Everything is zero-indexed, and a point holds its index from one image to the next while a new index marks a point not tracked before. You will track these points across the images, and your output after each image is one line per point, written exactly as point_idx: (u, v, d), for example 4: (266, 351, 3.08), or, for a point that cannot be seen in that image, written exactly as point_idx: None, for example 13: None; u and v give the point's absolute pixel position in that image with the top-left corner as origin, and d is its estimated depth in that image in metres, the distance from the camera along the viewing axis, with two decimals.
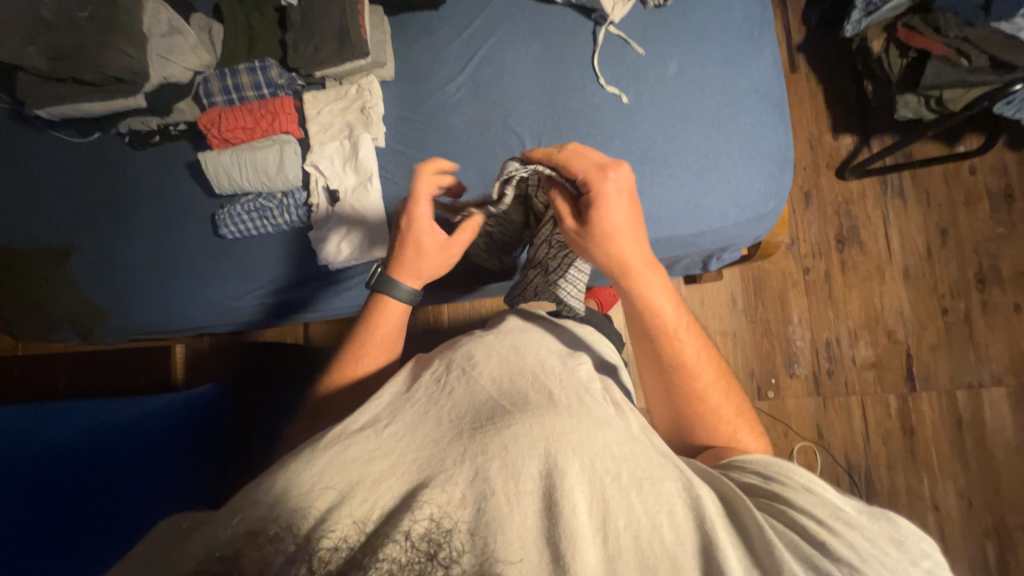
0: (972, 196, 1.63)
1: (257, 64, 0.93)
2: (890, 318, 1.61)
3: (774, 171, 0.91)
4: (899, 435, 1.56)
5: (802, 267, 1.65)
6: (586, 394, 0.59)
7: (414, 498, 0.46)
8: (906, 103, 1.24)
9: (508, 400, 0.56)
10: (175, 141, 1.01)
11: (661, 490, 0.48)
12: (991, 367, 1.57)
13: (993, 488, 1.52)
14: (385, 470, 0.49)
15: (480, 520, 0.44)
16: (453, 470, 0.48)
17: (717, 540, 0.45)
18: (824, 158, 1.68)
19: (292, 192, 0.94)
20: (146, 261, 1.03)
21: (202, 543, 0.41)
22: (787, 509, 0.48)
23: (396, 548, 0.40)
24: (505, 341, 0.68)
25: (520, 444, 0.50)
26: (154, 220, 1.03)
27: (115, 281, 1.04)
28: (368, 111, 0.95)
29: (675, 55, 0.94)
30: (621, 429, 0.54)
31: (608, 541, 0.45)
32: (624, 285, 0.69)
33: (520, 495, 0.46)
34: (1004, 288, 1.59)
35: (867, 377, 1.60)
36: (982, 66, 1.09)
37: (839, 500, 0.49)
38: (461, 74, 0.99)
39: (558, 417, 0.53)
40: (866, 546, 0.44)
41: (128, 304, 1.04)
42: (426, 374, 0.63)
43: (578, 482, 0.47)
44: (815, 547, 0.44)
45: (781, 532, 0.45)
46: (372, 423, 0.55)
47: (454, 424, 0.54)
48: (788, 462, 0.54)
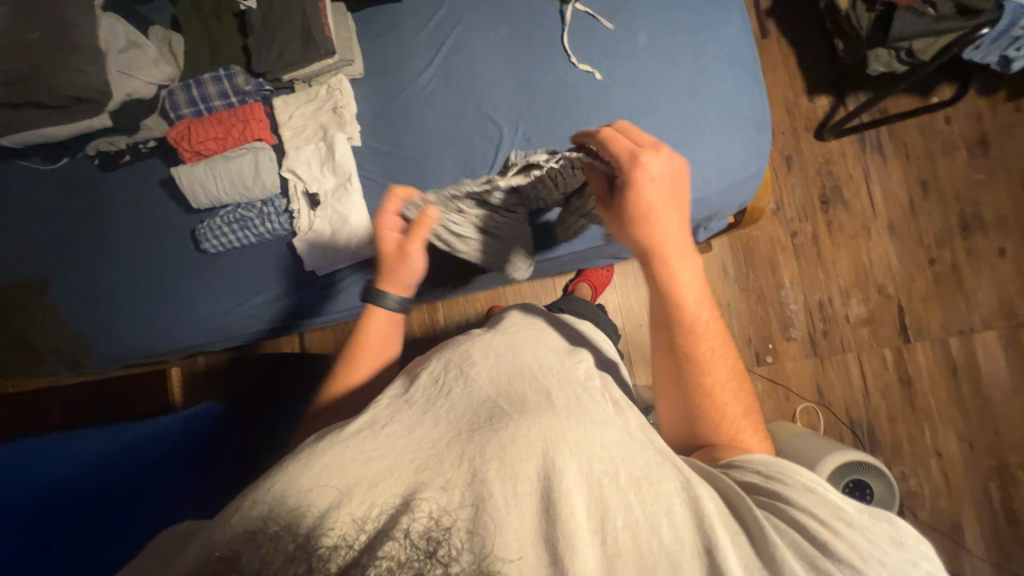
0: (949, 145, 1.65)
1: (222, 72, 0.91)
2: (879, 273, 1.63)
3: (752, 135, 0.91)
4: (897, 387, 1.59)
5: (789, 231, 1.66)
6: (584, 395, 0.58)
7: (412, 500, 0.46)
8: (878, 58, 1.25)
9: (505, 397, 0.56)
10: (147, 159, 0.99)
11: (660, 489, 0.48)
12: (980, 311, 1.60)
13: (992, 429, 1.56)
14: (380, 471, 0.49)
15: (475, 521, 0.45)
16: (451, 473, 0.48)
17: (716, 542, 0.44)
18: (801, 121, 1.69)
19: (271, 200, 0.92)
20: (129, 284, 1.01)
21: (206, 549, 0.44)
22: (790, 509, 0.45)
23: (395, 547, 0.42)
24: (502, 338, 0.67)
25: (518, 446, 0.50)
26: (133, 243, 1.01)
27: (99, 308, 1.02)
28: (340, 111, 0.94)
29: (644, 27, 0.93)
30: (619, 429, 0.54)
31: (607, 542, 0.45)
32: (654, 269, 0.63)
33: (517, 498, 0.46)
34: (987, 233, 1.62)
35: (862, 333, 1.62)
36: (948, 13, 1.10)
37: (844, 498, 0.46)
38: (431, 65, 0.98)
39: (556, 419, 0.53)
40: (870, 549, 0.42)
41: (115, 331, 1.02)
42: (424, 374, 0.62)
43: (575, 484, 0.47)
44: (817, 552, 0.43)
45: (781, 532, 0.44)
46: (370, 423, 0.55)
47: (452, 424, 0.54)
48: (787, 459, 0.51)
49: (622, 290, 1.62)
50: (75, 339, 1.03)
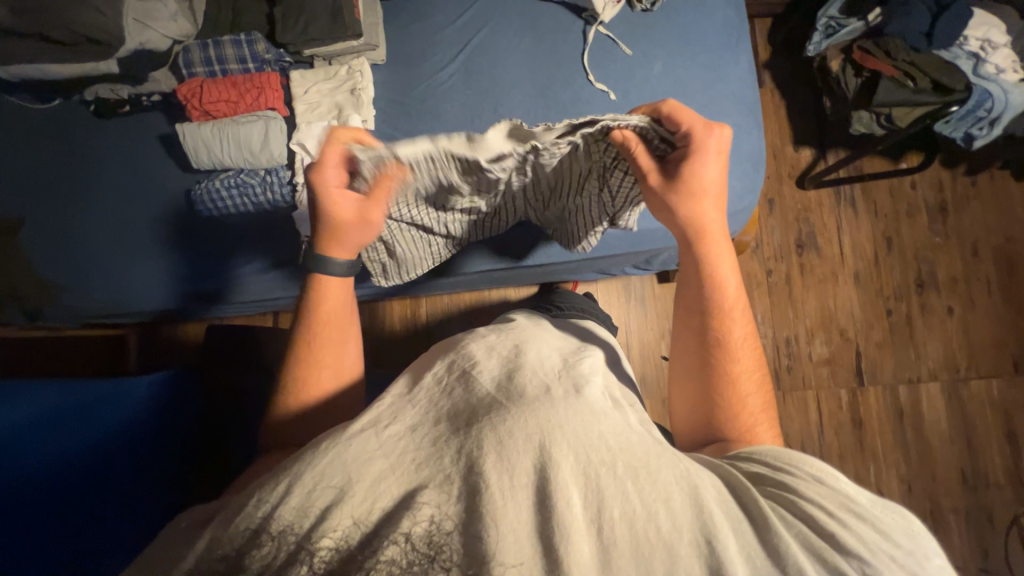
0: (913, 208, 1.79)
1: (243, 37, 0.90)
2: (842, 318, 1.74)
3: (747, 170, 0.98)
4: (849, 426, 1.69)
5: (765, 269, 1.75)
6: (584, 387, 0.61)
7: (412, 499, 0.49)
8: (861, 119, 1.35)
9: (504, 394, 0.59)
10: (149, 112, 0.96)
11: (656, 479, 0.51)
12: (928, 363, 1.72)
13: (929, 474, 1.67)
14: (381, 471, 0.52)
15: (470, 518, 0.47)
16: (449, 469, 0.51)
17: (715, 529, 0.47)
18: (786, 168, 1.80)
19: (275, 170, 0.90)
20: (110, 237, 0.97)
21: (214, 544, 0.50)
22: (799, 500, 0.50)
23: (396, 549, 0.46)
24: (506, 340, 0.72)
25: (514, 440, 0.52)
26: (121, 195, 0.97)
27: (73, 260, 0.97)
28: (358, 92, 0.94)
29: (660, 57, 0.98)
30: (618, 420, 0.57)
31: (603, 532, 0.47)
32: (698, 247, 0.77)
33: (514, 491, 0.48)
34: (939, 292, 1.75)
35: (822, 372, 1.72)
36: (926, 88, 1.22)
37: (852, 491, 0.51)
38: (454, 61, 1.00)
39: (553, 412, 0.55)
40: (872, 538, 0.47)
41: (87, 286, 0.97)
42: (428, 375, 0.66)
43: (572, 477, 0.49)
44: (824, 539, 0.47)
45: (790, 522, 0.49)
46: (372, 425, 0.57)
47: (452, 422, 0.57)
48: (802, 454, 0.57)
49: (605, 306, 1.67)
50: (40, 289, 0.97)
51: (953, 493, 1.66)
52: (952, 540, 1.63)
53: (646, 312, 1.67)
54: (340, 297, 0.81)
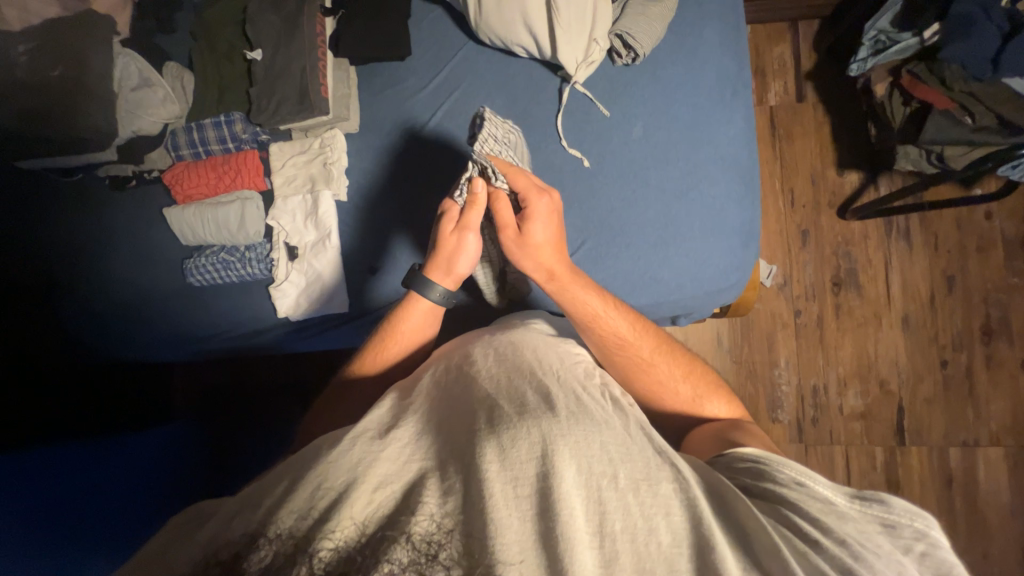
0: (985, 242, 1.53)
1: (223, 118, 0.95)
2: (885, 367, 1.54)
3: (736, 246, 0.88)
4: (883, 489, 1.51)
5: (793, 308, 1.59)
6: (584, 395, 0.59)
7: (417, 494, 0.47)
8: (907, 154, 1.16)
9: (507, 399, 0.57)
10: (151, 185, 1.04)
11: (659, 491, 0.48)
12: (990, 424, 1.49)
13: (980, 549, 1.47)
14: (384, 475, 0.49)
15: (471, 519, 0.45)
16: (452, 474, 0.49)
17: (714, 540, 0.45)
18: (826, 195, 1.60)
19: (254, 245, 0.96)
20: (121, 300, 1.06)
21: (207, 542, 0.46)
22: (783, 508, 0.50)
23: (399, 550, 0.43)
24: (503, 338, 0.71)
25: (520, 447, 0.49)
26: (128, 262, 1.07)
27: (92, 318, 1.07)
28: (329, 166, 0.95)
29: (642, 117, 0.90)
30: (619, 430, 0.54)
31: (606, 546, 0.45)
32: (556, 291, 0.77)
33: (517, 500, 0.46)
34: (1011, 342, 1.50)
35: (854, 427, 1.54)
36: (987, 124, 1.02)
37: (830, 491, 0.52)
38: (424, 128, 0.98)
39: (557, 423, 0.52)
40: (854, 536, 0.47)
41: (110, 339, 1.07)
42: (427, 375, 0.66)
43: (574, 487, 0.47)
44: (810, 545, 0.46)
45: (782, 530, 0.47)
46: (375, 428, 0.54)
47: (466, 424, 0.54)
48: (781, 459, 0.57)
49: None
50: (69, 342, 1.07)
51: (1009, 573, 1.45)
52: None
53: None
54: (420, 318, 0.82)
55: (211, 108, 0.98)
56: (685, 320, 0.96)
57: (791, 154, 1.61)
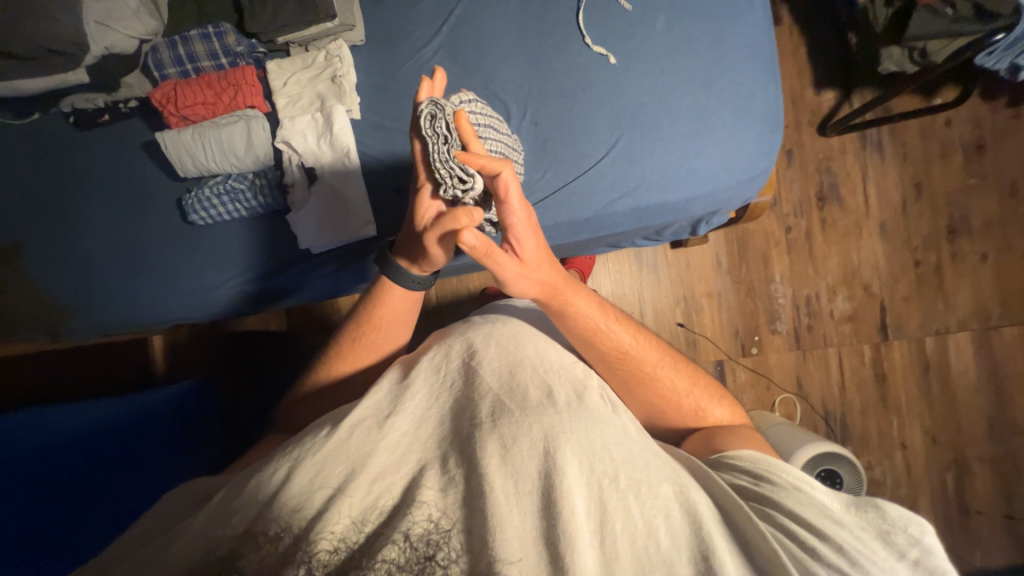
0: (946, 149, 1.66)
1: (211, 30, 0.84)
2: (866, 272, 1.67)
3: (763, 132, 0.90)
4: (871, 382, 1.66)
5: (783, 226, 1.67)
6: (586, 394, 0.62)
7: (414, 495, 0.52)
8: (891, 56, 1.22)
9: (508, 393, 0.59)
10: (128, 119, 0.93)
11: (659, 493, 0.53)
12: (957, 313, 1.66)
13: (954, 425, 1.65)
14: (382, 468, 0.53)
15: (470, 517, 0.50)
16: (449, 471, 0.53)
17: (712, 546, 0.50)
18: (806, 114, 1.67)
19: (265, 170, 0.88)
20: (107, 255, 0.95)
21: (209, 536, 0.50)
22: (777, 515, 0.55)
23: (395, 549, 0.48)
24: (505, 329, 0.70)
25: (520, 446, 0.53)
26: (110, 211, 0.95)
27: (78, 277, 0.96)
28: (339, 80, 0.88)
29: (664, 9, 0.89)
30: (621, 429, 0.58)
31: (606, 545, 0.50)
32: (554, 305, 0.70)
33: (518, 498, 0.51)
34: (972, 238, 1.66)
35: (844, 329, 1.66)
36: (966, 15, 1.09)
37: (827, 499, 0.56)
38: (437, 35, 0.92)
39: (558, 418, 0.56)
40: (851, 543, 0.52)
41: (98, 297, 0.96)
42: (426, 360, 0.66)
43: (577, 484, 0.52)
44: (807, 552, 0.52)
45: (788, 548, 0.52)
46: (372, 416, 0.58)
47: (467, 423, 0.56)
48: (779, 462, 0.61)
49: (616, 277, 1.63)
50: (50, 309, 0.95)
51: (978, 443, 1.64)
52: (975, 489, 1.63)
53: (660, 281, 1.65)
54: (401, 305, 0.77)
55: (195, 22, 0.89)
56: (703, 228, 1.06)
57: None
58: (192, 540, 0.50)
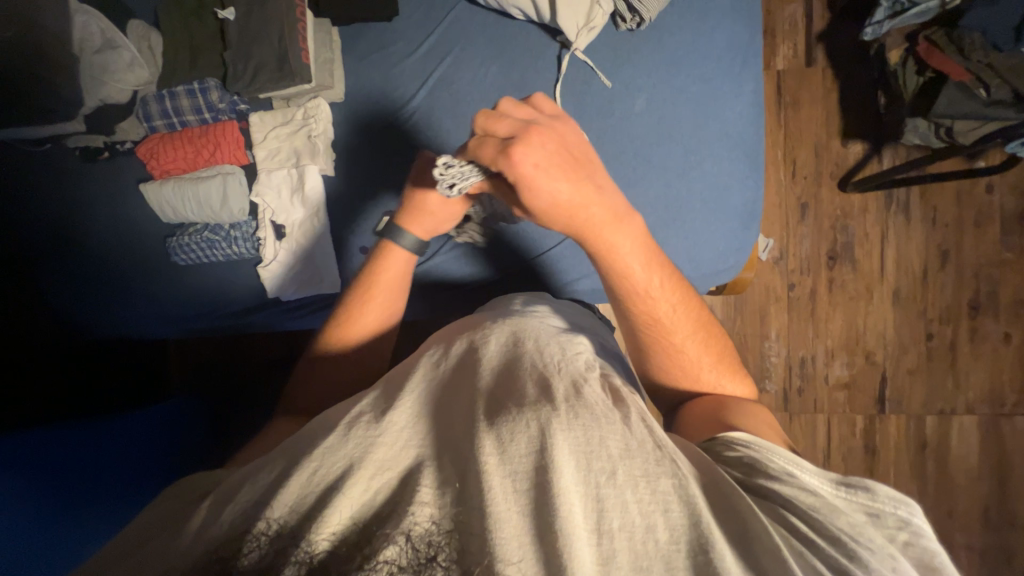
0: (984, 216, 1.53)
1: (197, 86, 0.89)
2: (871, 340, 1.57)
3: (736, 226, 0.88)
4: (860, 453, 1.58)
5: (786, 283, 1.59)
6: (584, 385, 0.54)
7: (411, 491, 0.45)
8: (915, 128, 1.13)
9: (504, 390, 0.53)
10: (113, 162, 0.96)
11: (657, 488, 0.45)
12: (967, 395, 1.55)
13: (945, 508, 1.56)
14: (383, 461, 0.47)
15: (467, 512, 0.43)
16: (450, 467, 0.47)
17: (713, 539, 0.42)
18: (828, 166, 1.56)
19: (240, 224, 0.93)
20: (92, 279, 0.99)
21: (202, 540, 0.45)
22: (775, 504, 0.49)
23: (395, 549, 0.42)
24: (504, 325, 0.64)
25: (518, 441, 0.46)
26: (90, 240, 0.98)
27: (67, 294, 1.00)
28: (314, 139, 0.91)
29: (646, 88, 0.86)
30: (617, 423, 0.49)
31: (603, 544, 0.42)
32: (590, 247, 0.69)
33: (517, 494, 0.43)
34: (997, 316, 1.53)
35: (838, 397, 1.59)
36: (1002, 98, 1.00)
37: (814, 482, 0.52)
38: (414, 98, 0.92)
39: (554, 416, 0.48)
40: (848, 531, 0.47)
41: (105, 313, 1.01)
42: (426, 356, 0.61)
43: (573, 484, 0.44)
44: (806, 542, 0.45)
45: (790, 540, 0.45)
46: (371, 411, 0.52)
47: (470, 410, 0.50)
48: (772, 448, 0.57)
49: None
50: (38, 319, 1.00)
51: (969, 529, 1.55)
52: None
53: None
54: (403, 266, 0.81)
55: (186, 67, 0.91)
56: None
57: (796, 123, 1.56)
58: (188, 541, 0.45)
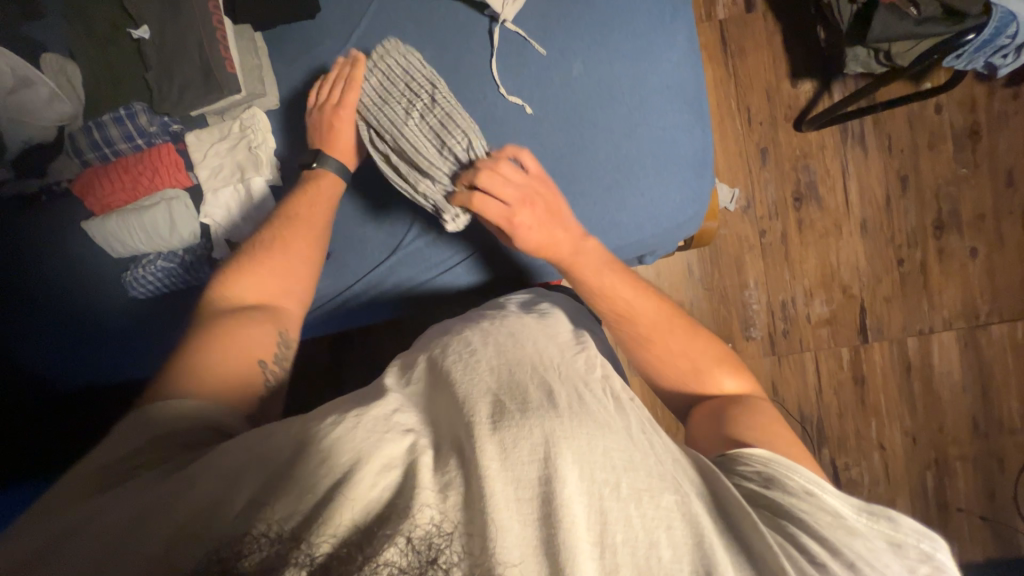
0: (937, 137, 1.56)
1: (123, 112, 0.87)
2: (846, 273, 1.60)
3: (689, 177, 0.89)
4: (850, 384, 1.62)
5: (757, 230, 1.60)
6: (586, 392, 0.54)
7: (416, 487, 0.43)
8: (856, 57, 1.16)
9: (508, 393, 0.51)
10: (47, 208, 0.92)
11: (660, 503, 0.45)
12: (943, 312, 1.59)
13: (937, 425, 1.60)
14: (390, 456, 0.45)
15: (472, 517, 0.42)
16: (455, 462, 0.45)
17: (715, 560, 0.43)
18: (782, 109, 1.57)
19: (192, 247, 0.90)
20: (51, 330, 0.96)
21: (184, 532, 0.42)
22: (788, 524, 0.51)
23: (396, 551, 0.40)
24: (502, 328, 0.63)
25: (522, 447, 0.46)
26: (40, 288, 0.94)
27: (23, 349, 0.95)
28: (255, 150, 0.88)
29: (580, 52, 0.87)
30: (621, 433, 0.50)
31: (606, 558, 0.42)
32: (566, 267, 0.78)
33: (520, 503, 0.43)
34: (962, 233, 1.57)
35: (822, 333, 1.62)
36: (932, 15, 1.01)
37: (836, 503, 0.53)
38: (351, 94, 0.90)
39: (559, 422, 0.48)
40: (864, 559, 0.48)
41: (72, 357, 0.97)
42: (426, 360, 0.59)
43: (576, 493, 0.44)
44: (815, 565, 0.47)
45: (791, 556, 0.46)
46: (384, 410, 0.50)
47: (473, 408, 0.49)
48: (797, 466, 0.58)
49: None
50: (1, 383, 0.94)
51: (961, 441, 1.60)
52: (958, 489, 1.59)
53: None
54: (333, 189, 0.85)
55: (111, 100, 0.90)
56: (650, 259, 0.96)
57: (745, 70, 1.56)
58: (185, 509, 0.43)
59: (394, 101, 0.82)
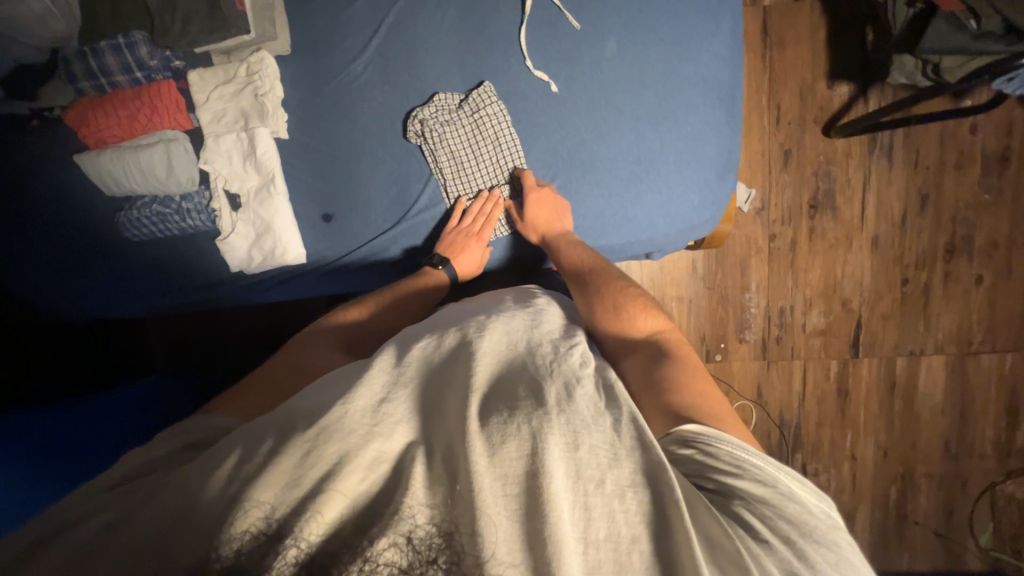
0: (965, 158, 1.51)
1: (121, 40, 0.80)
2: (848, 287, 1.59)
3: (711, 178, 0.86)
4: (833, 395, 1.64)
5: (767, 233, 1.58)
6: (577, 388, 0.53)
7: (406, 483, 0.44)
8: (902, 65, 1.10)
9: (498, 393, 0.51)
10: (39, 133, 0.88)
11: (642, 499, 0.44)
12: (937, 336, 1.60)
13: (909, 441, 1.65)
14: (378, 450, 0.45)
15: (460, 511, 0.43)
16: (443, 461, 0.45)
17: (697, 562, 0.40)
18: (813, 110, 1.51)
19: (190, 194, 0.87)
20: (41, 261, 0.94)
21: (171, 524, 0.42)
22: (732, 503, 0.47)
23: (393, 550, 0.41)
24: (497, 322, 0.62)
25: (511, 446, 0.45)
26: (30, 215, 0.91)
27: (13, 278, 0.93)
28: (261, 98, 0.83)
29: (615, 29, 0.81)
30: (607, 429, 0.48)
31: (589, 553, 0.42)
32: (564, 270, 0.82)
33: (507, 499, 0.43)
34: (971, 259, 1.56)
35: (814, 343, 1.62)
36: (991, 30, 0.95)
37: (765, 467, 0.50)
38: (368, 47, 0.84)
39: (547, 422, 0.47)
40: (796, 528, 0.46)
41: (66, 291, 0.96)
42: (415, 349, 0.57)
43: (562, 490, 0.43)
44: (760, 544, 0.44)
45: (746, 543, 0.44)
46: (366, 401, 0.48)
47: (464, 404, 0.49)
48: (725, 433, 0.53)
49: None
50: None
51: (930, 460, 1.65)
52: (918, 503, 1.65)
53: None
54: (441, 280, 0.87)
55: (111, 27, 0.84)
56: (659, 256, 0.94)
57: (782, 64, 1.48)
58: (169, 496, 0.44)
59: (458, 137, 0.86)
